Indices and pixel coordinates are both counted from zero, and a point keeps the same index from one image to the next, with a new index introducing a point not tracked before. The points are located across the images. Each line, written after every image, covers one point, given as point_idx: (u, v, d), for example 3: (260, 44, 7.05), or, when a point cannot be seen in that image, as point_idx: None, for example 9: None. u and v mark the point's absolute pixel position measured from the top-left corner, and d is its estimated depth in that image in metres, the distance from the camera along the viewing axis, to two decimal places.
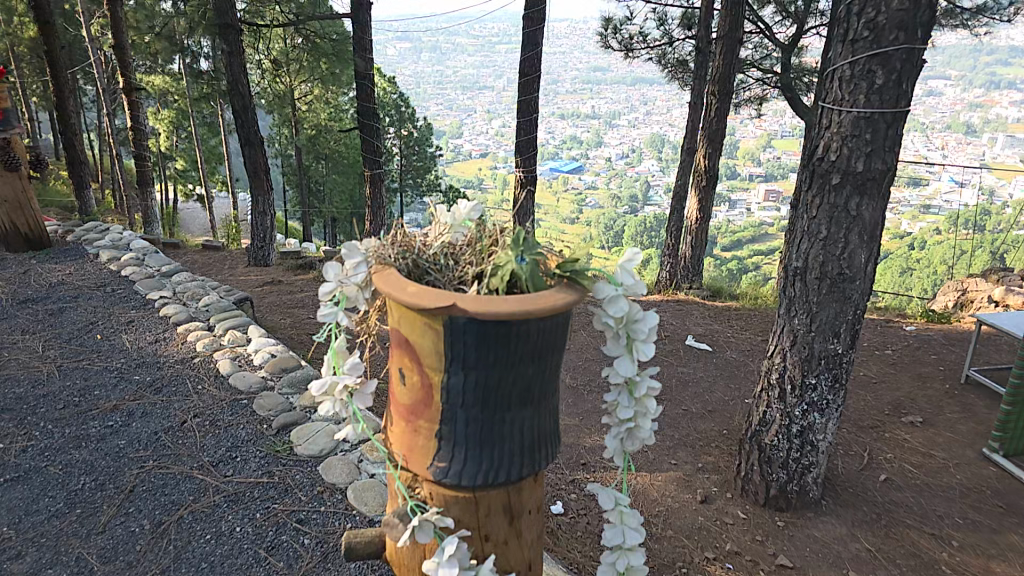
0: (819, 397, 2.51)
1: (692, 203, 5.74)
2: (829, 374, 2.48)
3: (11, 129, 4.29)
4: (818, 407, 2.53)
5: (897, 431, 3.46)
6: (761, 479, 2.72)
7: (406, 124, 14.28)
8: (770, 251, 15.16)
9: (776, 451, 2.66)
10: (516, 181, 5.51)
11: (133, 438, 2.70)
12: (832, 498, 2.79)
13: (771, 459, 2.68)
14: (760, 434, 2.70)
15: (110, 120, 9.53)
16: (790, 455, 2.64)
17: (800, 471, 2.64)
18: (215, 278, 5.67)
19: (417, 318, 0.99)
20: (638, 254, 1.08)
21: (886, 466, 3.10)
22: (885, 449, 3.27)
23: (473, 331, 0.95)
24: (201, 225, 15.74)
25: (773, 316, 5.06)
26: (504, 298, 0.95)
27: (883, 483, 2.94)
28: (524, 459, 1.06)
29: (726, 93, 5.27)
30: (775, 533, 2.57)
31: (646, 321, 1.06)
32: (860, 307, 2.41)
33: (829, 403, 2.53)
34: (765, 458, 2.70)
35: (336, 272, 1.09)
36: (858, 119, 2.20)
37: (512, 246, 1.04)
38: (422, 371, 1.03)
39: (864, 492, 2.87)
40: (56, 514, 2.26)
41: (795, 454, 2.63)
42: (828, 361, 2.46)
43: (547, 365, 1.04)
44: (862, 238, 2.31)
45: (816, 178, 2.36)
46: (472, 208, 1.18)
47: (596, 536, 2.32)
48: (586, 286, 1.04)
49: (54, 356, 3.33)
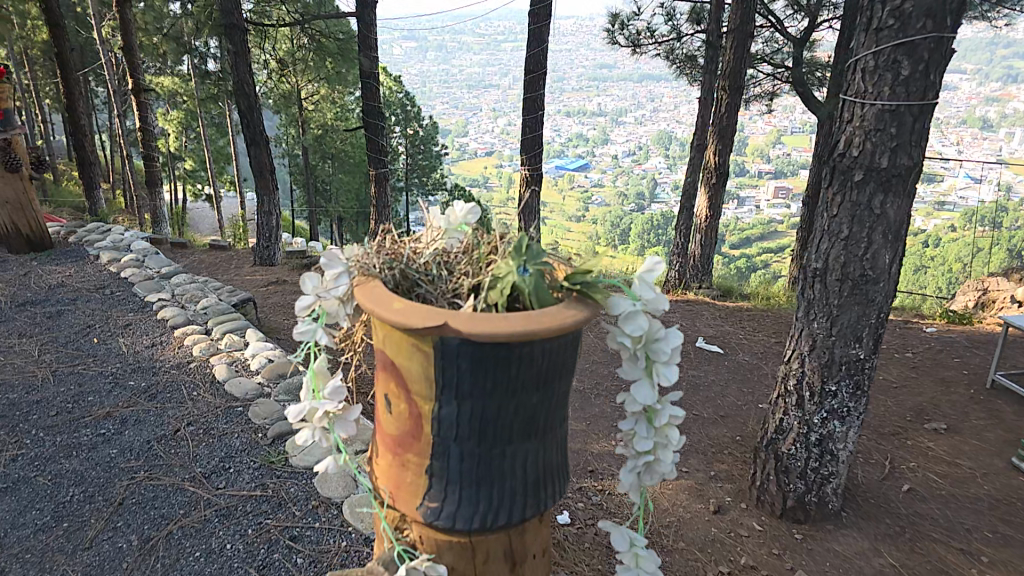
0: (839, 405, 2.36)
1: (702, 201, 5.57)
2: (850, 380, 2.33)
3: (12, 129, 3.96)
4: (839, 414, 2.37)
5: (920, 438, 3.30)
6: (778, 489, 2.56)
7: (411, 123, 14.11)
8: (781, 249, 14.94)
9: (794, 460, 2.50)
10: (522, 179, 5.35)
11: (126, 447, 2.52)
12: (853, 509, 2.63)
13: (788, 469, 2.53)
14: (776, 442, 2.55)
15: (121, 122, 9.40)
16: (808, 465, 2.48)
17: (819, 481, 2.48)
18: (220, 278, 5.56)
19: (404, 338, 0.85)
20: (661, 263, 0.94)
21: (909, 476, 2.94)
22: (908, 457, 3.11)
23: (468, 355, 0.82)
24: (210, 225, 15.66)
25: (788, 317, 4.88)
26: (501, 316, 0.81)
27: (906, 494, 2.79)
28: (528, 498, 0.93)
29: (737, 88, 5.09)
30: (793, 546, 2.41)
31: (669, 340, 0.93)
32: (884, 310, 2.25)
33: (850, 410, 2.37)
34: (782, 467, 2.54)
35: (314, 284, 0.95)
36: (882, 112, 2.04)
37: (513, 254, 0.90)
38: (410, 399, 0.89)
39: (886, 504, 2.71)
40: (42, 528, 2.12)
41: (813, 464, 2.48)
42: (850, 367, 2.31)
43: (553, 392, 0.91)
44: (887, 238, 2.16)
45: (837, 174, 2.21)
46: (471, 209, 1.04)
47: (605, 548, 2.14)
48: (598, 301, 0.90)
49: (50, 360, 3.06)
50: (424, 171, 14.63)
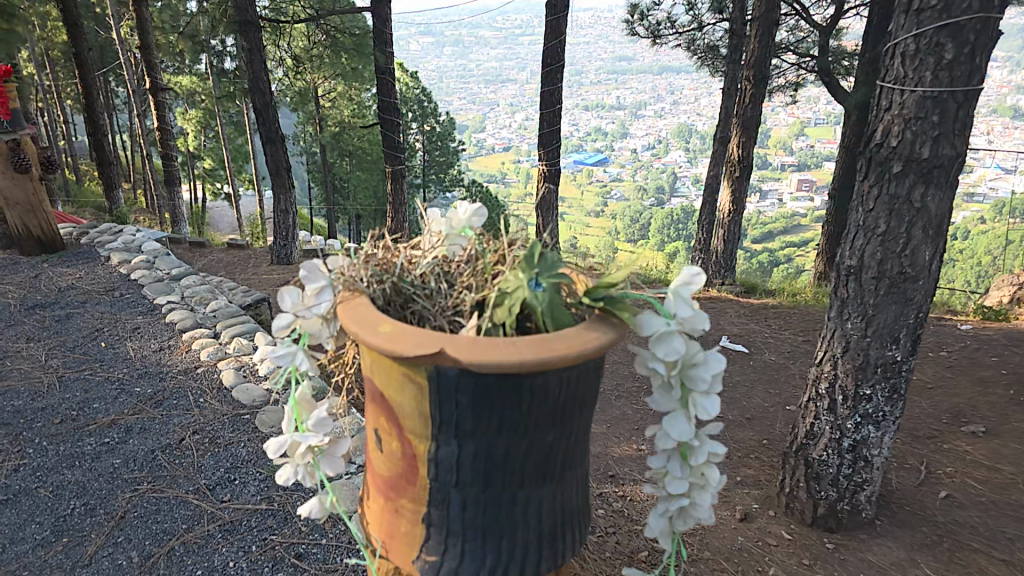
0: (874, 409, 2.15)
1: (725, 193, 5.31)
2: (886, 384, 2.11)
3: (20, 130, 3.92)
4: (874, 419, 2.16)
5: (957, 442, 3.04)
6: (807, 497, 2.36)
7: (429, 119, 13.63)
8: (805, 243, 14.52)
9: (826, 466, 2.29)
10: (540, 175, 5.22)
11: (129, 457, 2.28)
12: (888, 516, 2.40)
13: (820, 476, 2.31)
14: (807, 448, 2.34)
15: (140, 121, 9.34)
16: (841, 472, 2.27)
17: (853, 489, 2.27)
18: (238, 278, 5.47)
19: (394, 366, 0.72)
20: (702, 274, 0.79)
21: (945, 483, 2.67)
22: (944, 462, 2.86)
23: (469, 388, 0.69)
24: (229, 224, 15.71)
25: (817, 315, 4.62)
26: (506, 342, 0.68)
27: (942, 501, 2.52)
28: (544, 549, 0.79)
29: (762, 79, 4.88)
30: (823, 556, 2.20)
31: (709, 365, 0.80)
32: (924, 310, 2.04)
33: (886, 415, 2.16)
34: (813, 474, 2.33)
35: (293, 301, 0.81)
36: (924, 99, 1.85)
37: (524, 264, 0.76)
38: (403, 438, 0.76)
39: (922, 512, 2.45)
40: (41, 544, 1.89)
41: (846, 470, 2.26)
42: (886, 370, 2.10)
43: (572, 428, 0.77)
44: (927, 233, 1.95)
45: (873, 166, 2.02)
46: (477, 211, 0.91)
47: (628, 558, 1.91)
48: (624, 320, 0.77)
49: (57, 365, 2.89)
50: (442, 167, 14.27)
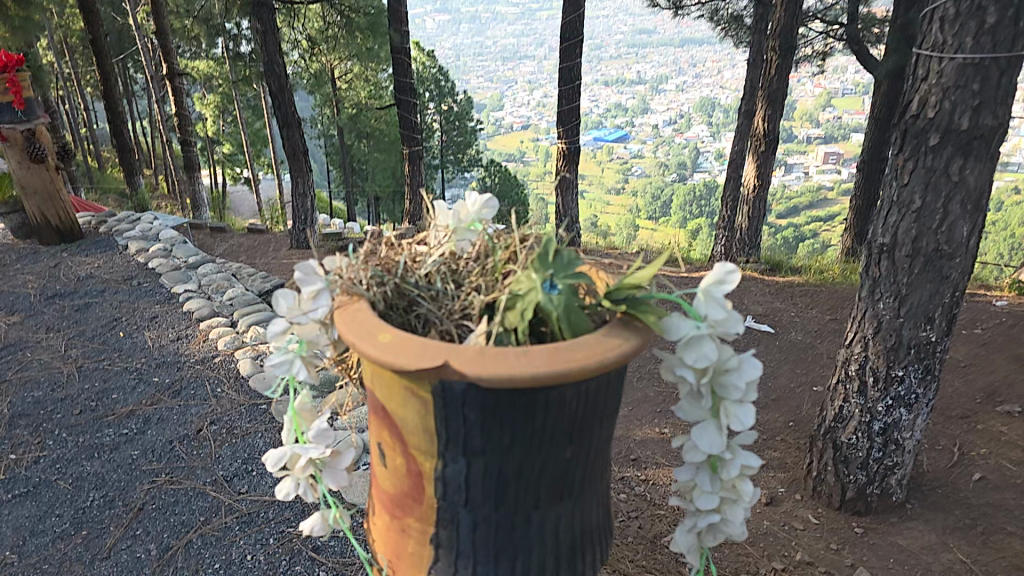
0: (906, 392, 1.92)
1: (749, 169, 5.12)
2: (919, 365, 1.89)
3: (36, 119, 3.92)
4: (906, 402, 1.93)
5: (992, 422, 2.63)
6: (836, 481, 2.11)
7: (446, 98, 13.38)
8: (830, 218, 14.11)
9: (855, 450, 2.04)
10: (559, 153, 5.10)
11: (148, 448, 2.27)
12: (917, 499, 2.15)
13: (848, 459, 2.06)
14: (834, 430, 2.08)
15: (160, 107, 9.33)
16: (870, 455, 2.02)
17: (882, 473, 2.03)
18: (256, 261, 5.44)
19: (395, 380, 0.66)
20: (736, 271, 0.71)
21: (980, 464, 2.34)
22: (978, 442, 2.48)
23: (477, 403, 0.63)
24: (251, 208, 15.78)
25: (845, 292, 4.37)
26: (515, 353, 0.62)
27: (977, 484, 2.22)
28: (561, 569, 0.73)
29: (788, 48, 4.68)
30: (852, 540, 1.99)
31: (743, 371, 0.73)
32: (960, 288, 1.83)
33: (919, 398, 1.94)
34: (841, 457, 2.08)
35: (289, 305, 0.75)
36: (964, 66, 1.63)
37: (536, 264, 0.69)
38: (408, 455, 0.70)
39: (954, 494, 2.18)
40: (61, 536, 1.89)
41: (876, 453, 2.02)
42: (920, 351, 1.88)
43: (590, 441, 0.70)
44: (965, 208, 1.75)
45: (907, 138, 1.79)
46: (487, 202, 0.83)
47: (651, 542, 1.75)
48: (651, 325, 0.69)
49: (76, 356, 2.90)
50: (460, 147, 14.01)
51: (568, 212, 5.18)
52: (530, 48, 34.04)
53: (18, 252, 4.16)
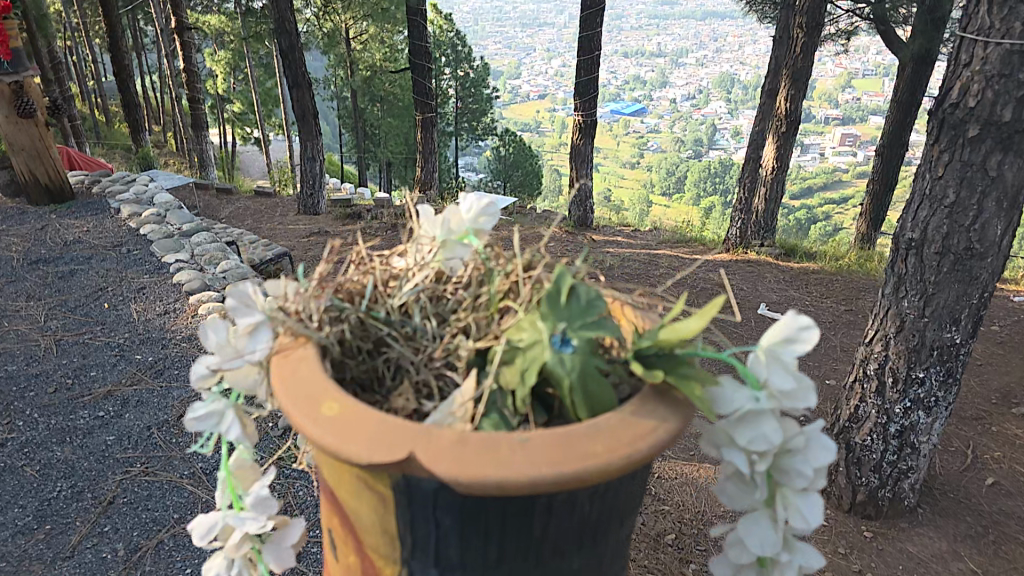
0: (927, 396, 1.67)
1: (768, 151, 4.75)
2: (941, 368, 1.64)
3: (23, 71, 3.70)
4: (926, 405, 1.68)
5: (1007, 425, 2.41)
6: (846, 482, 1.86)
7: (462, 64, 12.88)
8: (845, 202, 13.71)
9: (868, 452, 1.80)
10: (574, 127, 4.83)
11: (123, 434, 2.13)
12: (928, 503, 1.92)
13: (860, 461, 1.82)
14: (848, 431, 1.83)
15: (168, 61, 8.99)
16: (884, 459, 1.78)
17: (896, 476, 1.79)
18: (255, 225, 5.24)
19: (345, 466, 0.49)
20: (813, 330, 0.53)
21: (995, 469, 2.13)
22: (992, 445, 2.27)
23: (453, 508, 0.46)
24: (261, 170, 15.50)
25: (863, 283, 4.11)
26: (508, 450, 0.44)
27: (990, 490, 2.02)
28: None
29: (816, 25, 4.34)
30: (859, 545, 1.76)
31: (814, 458, 0.55)
32: (991, 290, 1.58)
33: (940, 402, 1.69)
34: (854, 459, 1.83)
35: (223, 340, 0.57)
36: (1010, 54, 1.39)
37: (547, 304, 0.51)
38: (366, 555, 0.53)
39: (967, 499, 1.97)
40: (21, 531, 1.77)
41: (890, 458, 1.78)
42: (943, 353, 1.62)
43: (604, 547, 0.53)
44: (1002, 206, 1.50)
45: (944, 128, 1.54)
46: (486, 209, 0.64)
47: (653, 540, 1.56)
48: (696, 400, 0.51)
49: (55, 329, 2.75)
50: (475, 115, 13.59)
51: (581, 187, 4.95)
52: (551, 16, 33.25)
53: (5, 211, 3.99)
